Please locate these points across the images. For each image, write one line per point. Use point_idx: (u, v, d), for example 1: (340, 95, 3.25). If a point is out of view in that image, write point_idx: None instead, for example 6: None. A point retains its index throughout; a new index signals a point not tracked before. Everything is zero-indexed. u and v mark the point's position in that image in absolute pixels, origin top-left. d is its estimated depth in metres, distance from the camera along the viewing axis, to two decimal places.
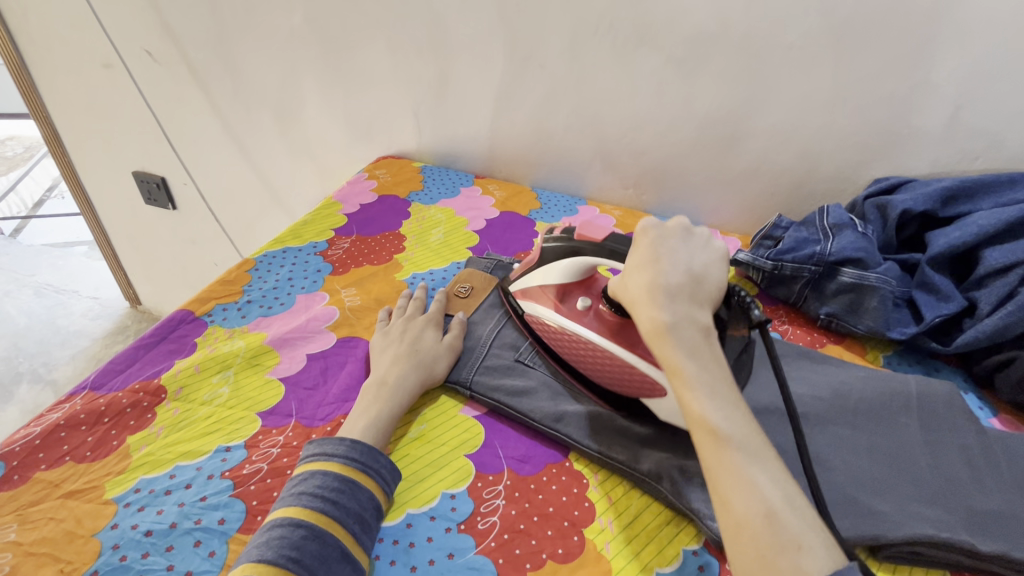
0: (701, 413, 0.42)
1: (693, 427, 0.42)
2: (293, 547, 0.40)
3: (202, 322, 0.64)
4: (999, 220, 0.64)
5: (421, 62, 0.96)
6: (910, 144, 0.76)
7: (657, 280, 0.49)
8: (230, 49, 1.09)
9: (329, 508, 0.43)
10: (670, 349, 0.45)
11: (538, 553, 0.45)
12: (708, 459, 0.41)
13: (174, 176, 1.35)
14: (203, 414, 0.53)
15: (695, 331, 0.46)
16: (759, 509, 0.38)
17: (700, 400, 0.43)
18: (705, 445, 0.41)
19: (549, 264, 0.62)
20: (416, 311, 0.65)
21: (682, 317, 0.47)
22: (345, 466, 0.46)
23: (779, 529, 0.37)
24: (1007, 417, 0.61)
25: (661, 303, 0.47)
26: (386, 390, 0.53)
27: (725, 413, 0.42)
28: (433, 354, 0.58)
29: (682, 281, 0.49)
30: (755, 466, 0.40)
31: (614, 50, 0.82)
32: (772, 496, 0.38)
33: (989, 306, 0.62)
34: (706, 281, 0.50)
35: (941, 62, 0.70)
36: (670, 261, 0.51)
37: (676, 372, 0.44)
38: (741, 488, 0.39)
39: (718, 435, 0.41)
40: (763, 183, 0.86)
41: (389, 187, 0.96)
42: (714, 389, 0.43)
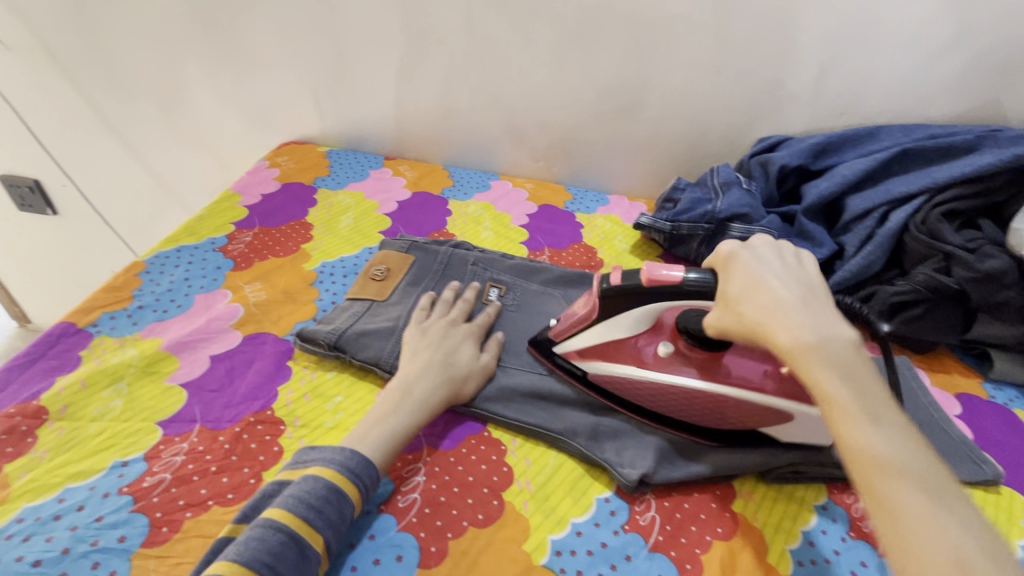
0: (866, 442, 0.35)
1: (850, 455, 0.35)
2: (269, 552, 0.38)
3: (86, 334, 0.59)
4: (860, 170, 0.71)
5: (313, 40, 0.91)
6: (786, 104, 0.82)
7: (777, 295, 0.42)
8: (96, 32, 0.98)
9: (312, 517, 0.41)
10: (820, 367, 0.38)
11: (459, 522, 0.46)
12: (879, 492, 0.34)
13: (50, 178, 1.22)
14: (94, 430, 0.50)
15: (847, 350, 0.39)
16: (947, 554, 0.30)
17: (861, 426, 0.36)
18: (869, 477, 0.34)
19: (614, 319, 0.52)
20: (462, 314, 0.60)
21: (827, 334, 0.39)
22: (339, 475, 0.44)
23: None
24: (873, 343, 0.70)
25: (796, 321, 0.40)
26: (409, 403, 0.50)
27: (891, 440, 0.35)
28: (467, 371, 0.55)
29: (802, 295, 0.42)
30: (941, 504, 0.32)
31: (510, 22, 0.82)
32: (966, 543, 0.31)
33: (854, 248, 0.69)
34: (821, 294, 0.43)
35: (807, 26, 0.75)
36: (779, 272, 0.44)
37: (825, 391, 0.37)
38: (919, 529, 0.32)
39: (889, 468, 0.34)
40: (662, 149, 0.91)
41: (292, 174, 0.91)
42: (878, 416, 0.36)
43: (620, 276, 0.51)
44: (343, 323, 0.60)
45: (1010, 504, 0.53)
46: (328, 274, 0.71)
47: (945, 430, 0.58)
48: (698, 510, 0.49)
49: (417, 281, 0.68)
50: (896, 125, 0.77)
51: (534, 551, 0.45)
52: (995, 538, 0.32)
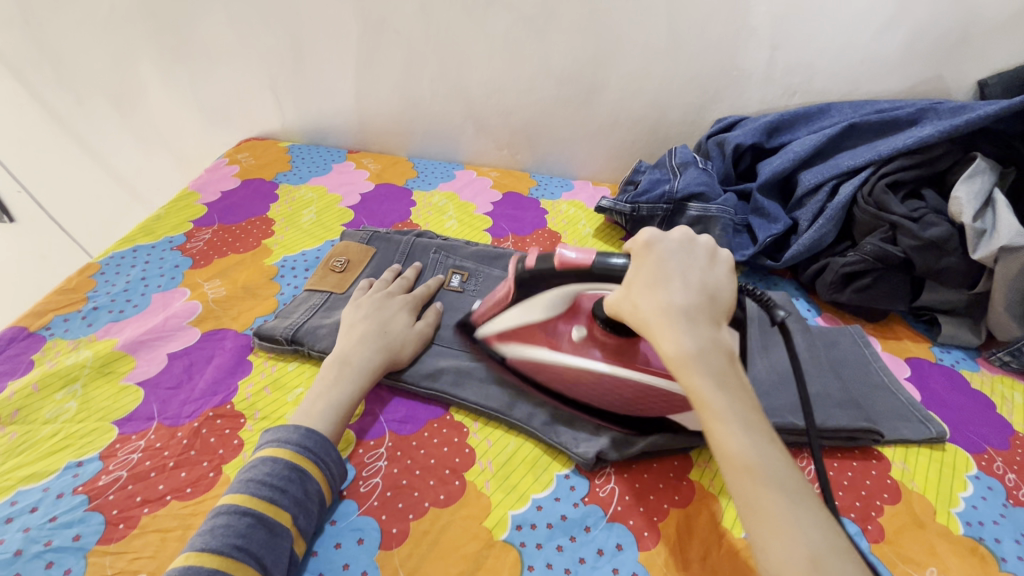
0: (735, 451, 0.36)
1: (725, 464, 0.36)
2: (239, 535, 0.39)
3: (39, 337, 0.59)
4: (811, 145, 0.73)
5: (267, 34, 0.90)
6: (741, 84, 0.84)
7: (671, 298, 0.41)
8: (40, 31, 0.95)
9: (277, 497, 0.41)
10: (694, 373, 0.38)
11: (420, 503, 0.47)
12: (750, 502, 0.34)
13: (6, 184, 1.19)
14: (47, 432, 0.49)
15: (720, 358, 0.39)
16: (804, 558, 0.32)
17: (732, 435, 0.36)
18: (741, 487, 0.35)
19: (529, 299, 0.53)
20: (400, 288, 0.63)
21: (706, 339, 0.39)
22: (297, 454, 0.44)
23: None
24: (829, 314, 0.72)
25: (681, 326, 0.40)
26: (348, 370, 0.52)
27: (758, 444, 0.36)
28: (403, 339, 0.56)
29: (694, 294, 0.41)
30: (799, 508, 0.34)
31: (465, 9, 0.82)
32: (820, 544, 0.32)
33: (806, 222, 0.71)
34: (718, 293, 0.43)
35: (756, 6, 0.76)
36: (680, 268, 0.43)
37: (701, 398, 0.38)
38: (784, 532, 0.33)
39: (755, 475, 0.35)
40: (623, 132, 0.92)
41: (252, 170, 0.90)
42: (749, 423, 0.37)
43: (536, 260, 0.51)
44: (300, 318, 0.60)
45: (954, 460, 0.55)
46: (289, 268, 0.70)
47: (894, 393, 0.60)
48: (656, 480, 0.50)
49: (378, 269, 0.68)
50: (846, 101, 0.79)
51: (494, 528, 0.45)
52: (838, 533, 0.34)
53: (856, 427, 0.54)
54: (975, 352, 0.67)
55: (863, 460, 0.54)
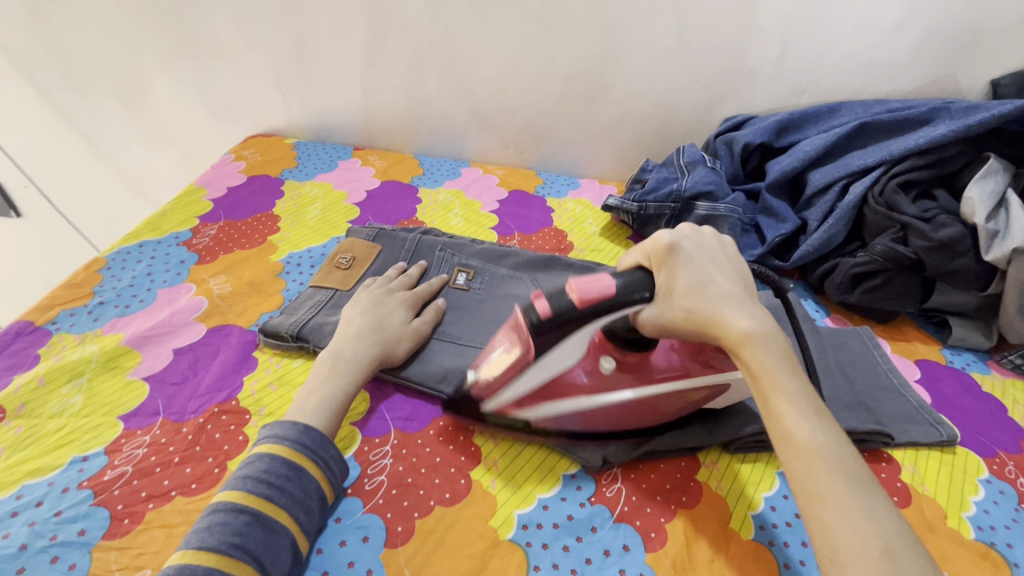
0: (805, 436, 0.36)
1: (791, 450, 0.36)
2: (236, 533, 0.39)
3: (45, 331, 0.59)
4: (821, 145, 0.72)
5: (274, 30, 0.90)
6: (751, 83, 0.83)
7: (726, 289, 0.41)
8: (48, 26, 0.96)
9: (275, 494, 0.41)
10: (767, 360, 0.38)
11: (426, 501, 0.46)
12: (820, 488, 0.34)
13: (13, 179, 1.20)
14: (53, 426, 0.49)
15: (783, 347, 0.39)
16: (878, 544, 0.32)
17: (798, 420, 0.36)
18: (810, 473, 0.35)
19: (552, 353, 0.43)
20: (402, 286, 0.62)
21: (771, 329, 0.40)
22: (294, 452, 0.44)
23: (901, 565, 0.31)
24: (838, 315, 0.71)
25: (746, 314, 0.40)
26: (342, 364, 0.52)
27: (828, 432, 0.36)
28: (398, 335, 0.56)
29: (742, 289, 0.42)
30: (871, 496, 0.34)
31: (471, 7, 0.81)
32: (891, 528, 0.33)
33: (816, 222, 0.70)
34: (759, 291, 0.44)
35: (766, 4, 0.76)
36: (725, 264, 0.43)
37: (773, 383, 0.38)
38: (855, 518, 0.33)
39: (829, 460, 0.35)
40: (630, 130, 0.91)
41: (258, 166, 0.90)
42: (815, 410, 0.37)
43: (548, 311, 0.41)
44: (305, 315, 0.60)
45: (965, 464, 0.54)
46: (295, 264, 0.70)
47: (903, 395, 0.59)
48: (663, 480, 0.50)
49: (382, 267, 0.68)
50: (856, 101, 0.78)
51: (500, 527, 0.45)
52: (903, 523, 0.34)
53: (865, 429, 0.54)
54: (986, 355, 0.67)
55: (872, 463, 0.54)
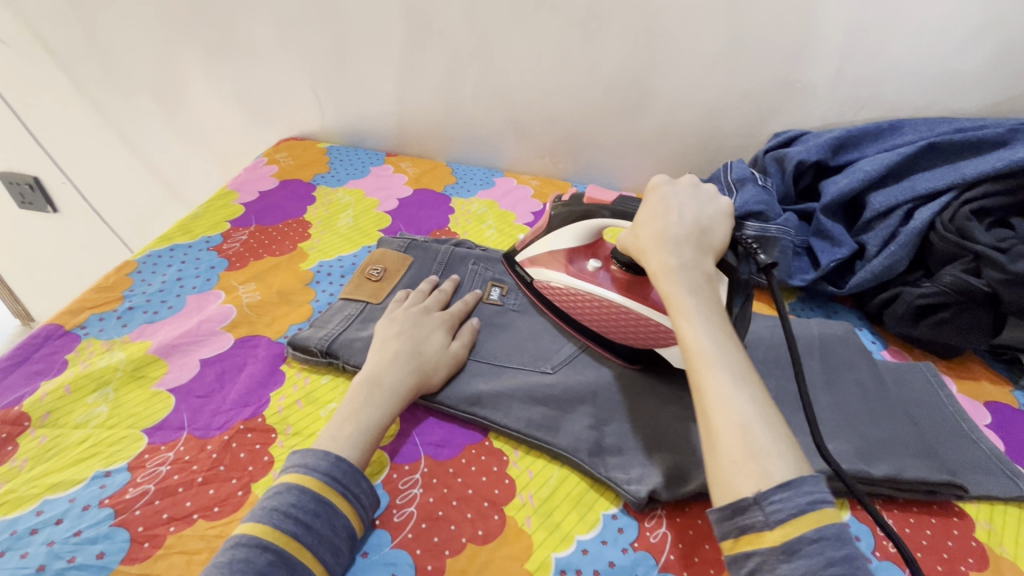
0: (693, 339, 0.42)
1: (685, 351, 0.42)
2: (258, 573, 0.36)
3: (74, 336, 0.57)
4: (882, 165, 0.67)
5: (312, 34, 0.89)
6: (804, 97, 0.79)
7: (665, 225, 0.49)
8: (92, 26, 0.97)
9: (301, 532, 0.39)
10: (674, 280, 0.45)
11: (458, 538, 0.43)
12: (698, 379, 0.40)
13: (50, 175, 1.21)
14: (77, 438, 0.48)
15: (698, 275, 0.46)
16: (735, 420, 0.37)
17: (692, 326, 0.43)
18: (693, 367, 0.41)
19: (559, 229, 0.62)
20: (437, 304, 0.60)
21: (688, 260, 0.47)
22: (324, 486, 0.41)
23: (754, 439, 0.36)
24: (896, 348, 0.66)
25: (667, 247, 0.47)
26: (377, 394, 0.49)
27: (718, 339, 0.42)
28: (436, 361, 0.53)
29: (688, 224, 0.49)
30: (741, 386, 0.39)
31: (513, 13, 0.79)
32: (751, 412, 0.37)
33: (875, 248, 0.66)
34: (711, 231, 0.50)
35: (825, 15, 0.72)
36: (681, 205, 0.50)
37: (676, 299, 0.45)
38: (719, 400, 0.38)
39: (708, 358, 0.41)
40: (672, 143, 0.87)
41: (291, 171, 0.89)
42: (711, 320, 0.43)
43: (570, 195, 0.61)
44: (336, 329, 0.57)
45: None
46: (325, 274, 0.68)
47: (974, 442, 0.54)
48: (713, 526, 0.46)
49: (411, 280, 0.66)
50: (919, 118, 0.73)
51: (537, 571, 0.42)
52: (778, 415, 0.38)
53: (936, 480, 0.49)
54: None
55: (942, 517, 0.49)
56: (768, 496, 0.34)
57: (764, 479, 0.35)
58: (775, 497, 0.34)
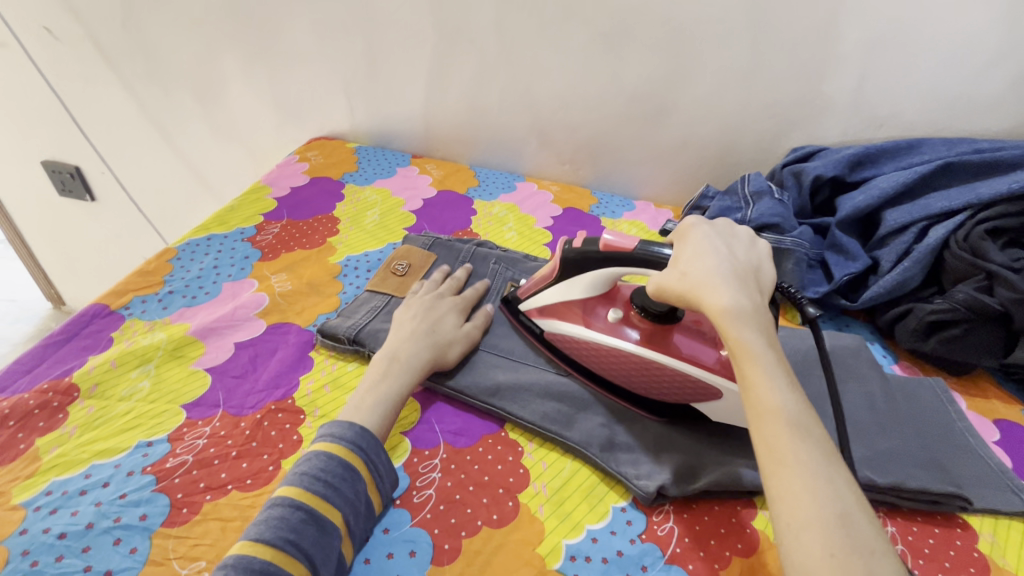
0: (776, 405, 0.38)
1: (764, 417, 0.38)
2: (292, 529, 0.40)
3: (118, 316, 0.61)
4: (898, 183, 0.69)
5: (347, 38, 0.93)
6: (824, 114, 0.80)
7: (722, 271, 0.45)
8: (139, 25, 1.02)
9: (330, 494, 0.42)
10: (746, 334, 0.41)
11: (473, 520, 0.46)
12: (786, 454, 0.36)
13: (90, 164, 1.27)
14: (121, 410, 0.51)
15: (766, 326, 0.42)
16: (833, 508, 0.34)
17: (772, 389, 0.39)
18: (778, 438, 0.37)
19: (572, 278, 0.57)
20: (450, 290, 0.63)
21: (755, 308, 0.43)
22: (350, 453, 0.45)
23: (854, 530, 0.33)
24: (906, 363, 0.67)
25: (731, 293, 0.43)
26: (396, 366, 0.53)
27: (798, 404, 0.38)
28: (450, 339, 0.57)
29: (743, 275, 0.46)
30: (830, 464, 0.36)
31: (542, 24, 0.82)
32: (846, 497, 0.35)
33: (889, 263, 0.67)
34: (762, 277, 0.47)
35: (846, 35, 0.73)
36: (728, 255, 0.48)
37: (750, 356, 0.40)
38: (813, 483, 0.35)
39: (792, 425, 0.37)
40: (691, 155, 0.89)
41: (321, 168, 0.93)
42: (789, 382, 0.39)
43: (583, 240, 0.55)
44: (362, 319, 0.60)
45: None
46: (352, 268, 0.71)
47: (980, 455, 0.55)
48: (718, 523, 0.47)
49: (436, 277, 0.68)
50: (938, 138, 0.75)
51: (548, 555, 0.44)
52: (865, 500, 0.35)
53: (940, 491, 0.50)
54: None
55: (945, 527, 0.50)
56: None
57: None
58: None
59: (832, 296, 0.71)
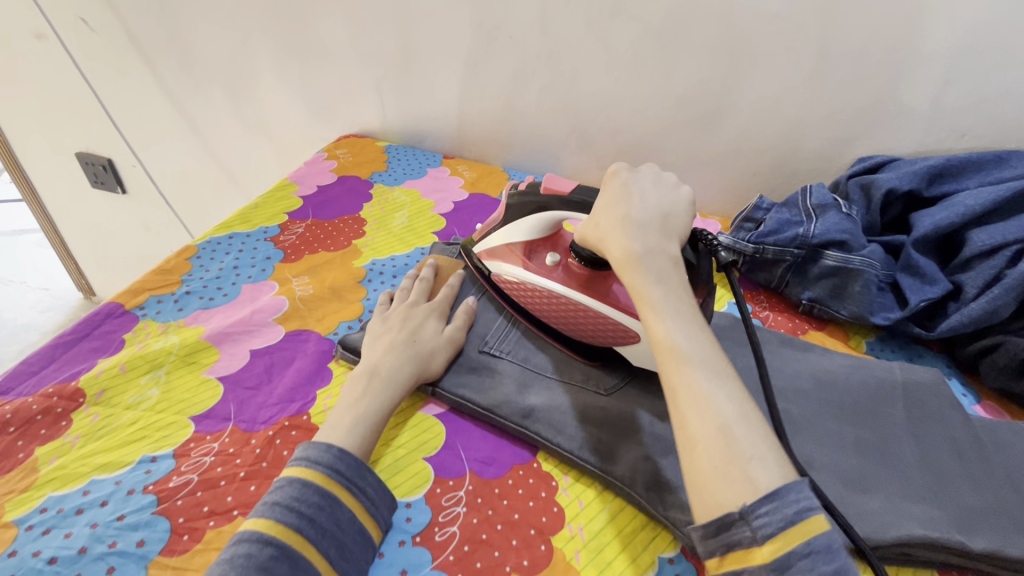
0: (667, 337, 0.40)
1: (658, 349, 0.40)
2: (261, 568, 0.35)
3: (132, 317, 0.58)
4: (986, 199, 0.61)
5: (382, 33, 0.89)
6: (897, 121, 0.73)
7: (629, 211, 0.47)
8: (175, 18, 1.01)
9: (304, 526, 0.38)
10: (640, 274, 0.43)
11: (501, 566, 0.41)
12: (671, 380, 0.38)
13: (122, 158, 1.27)
14: (127, 419, 0.47)
15: (666, 261, 0.44)
16: (713, 424, 0.36)
17: (663, 321, 0.41)
18: (667, 367, 0.39)
19: (515, 221, 0.61)
20: (422, 295, 0.59)
21: (653, 246, 0.44)
22: (327, 479, 0.41)
23: (733, 441, 0.35)
24: (991, 403, 0.59)
25: (632, 233, 0.45)
26: (377, 383, 0.48)
27: (689, 334, 0.40)
28: (432, 348, 0.53)
29: (651, 211, 0.47)
30: (715, 383, 0.37)
31: (588, 20, 0.77)
32: (728, 412, 0.36)
33: (974, 290, 0.59)
34: (676, 212, 0.48)
35: (929, 34, 0.66)
36: (644, 191, 0.48)
37: (647, 297, 0.42)
38: (697, 403, 0.37)
39: (680, 353, 0.39)
40: (743, 162, 0.83)
41: (349, 167, 0.89)
42: (678, 311, 0.41)
43: (527, 183, 0.59)
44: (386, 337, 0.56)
45: None
46: (377, 272, 0.67)
47: None
48: None
49: (462, 287, 0.63)
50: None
51: None
52: (756, 411, 0.37)
53: None
54: None
55: None
56: (755, 509, 0.32)
57: (750, 488, 0.33)
58: (760, 509, 0.32)
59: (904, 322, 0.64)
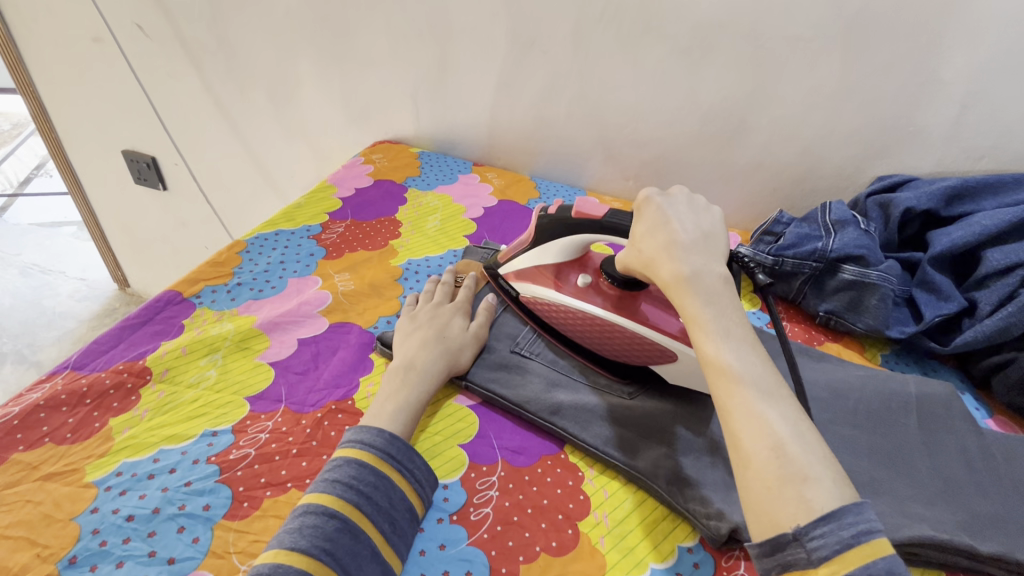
0: (717, 357, 0.42)
1: (708, 369, 0.42)
2: (326, 538, 0.39)
3: (190, 304, 0.63)
4: (1002, 220, 0.63)
5: (421, 45, 0.94)
6: (916, 142, 0.76)
7: (671, 236, 0.49)
8: (225, 25, 1.07)
9: (362, 502, 0.42)
10: (685, 298, 0.45)
11: (531, 546, 0.44)
12: (724, 401, 0.40)
13: (165, 156, 1.33)
14: (189, 397, 0.52)
15: (712, 281, 0.45)
16: (768, 444, 0.37)
17: (713, 341, 0.42)
18: (720, 387, 0.41)
19: (543, 244, 0.62)
20: (445, 297, 0.62)
21: (700, 268, 0.46)
22: (380, 460, 0.44)
23: (788, 460, 0.36)
24: (1003, 418, 0.61)
25: (676, 257, 0.47)
26: (413, 376, 0.52)
27: (741, 353, 0.42)
28: (460, 344, 0.56)
29: (692, 233, 0.49)
30: (769, 401, 0.39)
31: (618, 37, 0.81)
32: (782, 430, 0.37)
33: (989, 307, 0.62)
34: (719, 231, 0.50)
35: (948, 59, 0.69)
36: (684, 214, 0.50)
37: (695, 320, 0.44)
38: (752, 424, 0.38)
39: (732, 373, 0.41)
40: (764, 178, 0.85)
41: (385, 171, 0.94)
42: (728, 331, 0.43)
43: (556, 207, 0.59)
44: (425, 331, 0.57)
45: None
46: (413, 271, 0.71)
47: None
48: None
49: (481, 288, 0.67)
50: None
51: None
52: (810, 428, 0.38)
53: None
54: None
55: None
56: (808, 531, 0.34)
57: (805, 509, 0.35)
58: (814, 531, 0.34)
59: (920, 336, 0.66)
